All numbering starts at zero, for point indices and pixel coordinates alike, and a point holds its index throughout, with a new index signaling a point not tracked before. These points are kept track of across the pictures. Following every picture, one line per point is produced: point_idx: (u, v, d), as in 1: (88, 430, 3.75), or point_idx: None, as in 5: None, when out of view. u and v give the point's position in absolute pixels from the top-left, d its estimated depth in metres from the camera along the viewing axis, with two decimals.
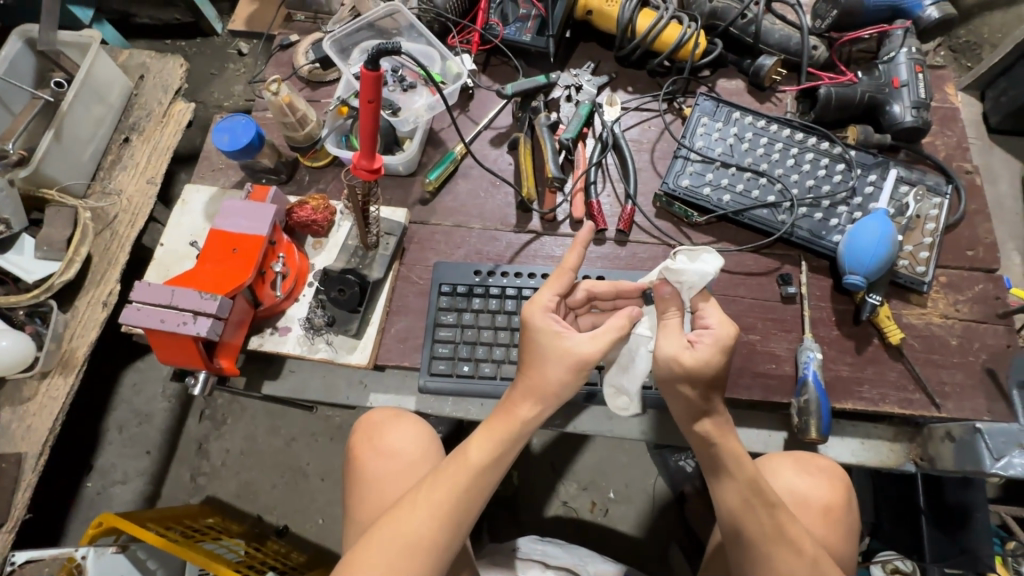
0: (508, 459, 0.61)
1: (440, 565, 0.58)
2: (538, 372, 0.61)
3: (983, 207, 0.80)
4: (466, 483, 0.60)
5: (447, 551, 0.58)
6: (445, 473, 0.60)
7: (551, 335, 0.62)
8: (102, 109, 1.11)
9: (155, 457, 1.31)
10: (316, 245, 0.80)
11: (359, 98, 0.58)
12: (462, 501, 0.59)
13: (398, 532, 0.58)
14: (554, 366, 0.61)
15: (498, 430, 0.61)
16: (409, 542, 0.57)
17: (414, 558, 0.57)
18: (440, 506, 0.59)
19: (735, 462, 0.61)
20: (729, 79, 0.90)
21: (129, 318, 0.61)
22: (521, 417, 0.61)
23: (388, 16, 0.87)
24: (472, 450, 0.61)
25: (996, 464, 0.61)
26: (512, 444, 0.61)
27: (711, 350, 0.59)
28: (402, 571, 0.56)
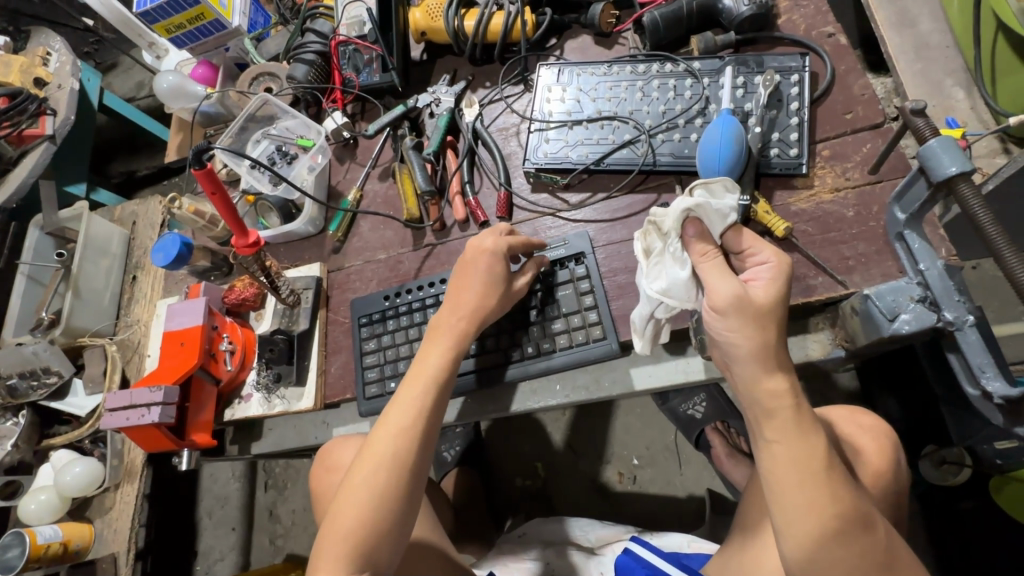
0: (449, 378, 0.69)
1: (426, 453, 0.65)
2: (468, 300, 0.71)
3: (853, 65, 0.75)
4: (427, 377, 0.68)
5: (413, 475, 0.63)
6: (395, 402, 0.67)
7: (489, 265, 0.72)
8: (108, 260, 1.33)
9: (240, 531, 1.51)
10: (257, 316, 0.92)
11: (206, 193, 0.69)
12: (415, 423, 0.65)
13: (367, 462, 0.63)
14: (454, 302, 0.72)
15: (435, 353, 0.70)
16: (378, 471, 0.62)
17: (398, 446, 0.63)
18: (414, 400, 0.66)
19: (769, 400, 0.50)
20: (574, 39, 0.92)
21: (107, 423, 0.76)
22: (449, 337, 0.71)
23: (264, 105, 0.98)
24: (413, 376, 0.69)
25: (893, 324, 0.56)
26: (461, 338, 0.71)
27: (769, 286, 0.54)
28: (391, 463, 0.62)
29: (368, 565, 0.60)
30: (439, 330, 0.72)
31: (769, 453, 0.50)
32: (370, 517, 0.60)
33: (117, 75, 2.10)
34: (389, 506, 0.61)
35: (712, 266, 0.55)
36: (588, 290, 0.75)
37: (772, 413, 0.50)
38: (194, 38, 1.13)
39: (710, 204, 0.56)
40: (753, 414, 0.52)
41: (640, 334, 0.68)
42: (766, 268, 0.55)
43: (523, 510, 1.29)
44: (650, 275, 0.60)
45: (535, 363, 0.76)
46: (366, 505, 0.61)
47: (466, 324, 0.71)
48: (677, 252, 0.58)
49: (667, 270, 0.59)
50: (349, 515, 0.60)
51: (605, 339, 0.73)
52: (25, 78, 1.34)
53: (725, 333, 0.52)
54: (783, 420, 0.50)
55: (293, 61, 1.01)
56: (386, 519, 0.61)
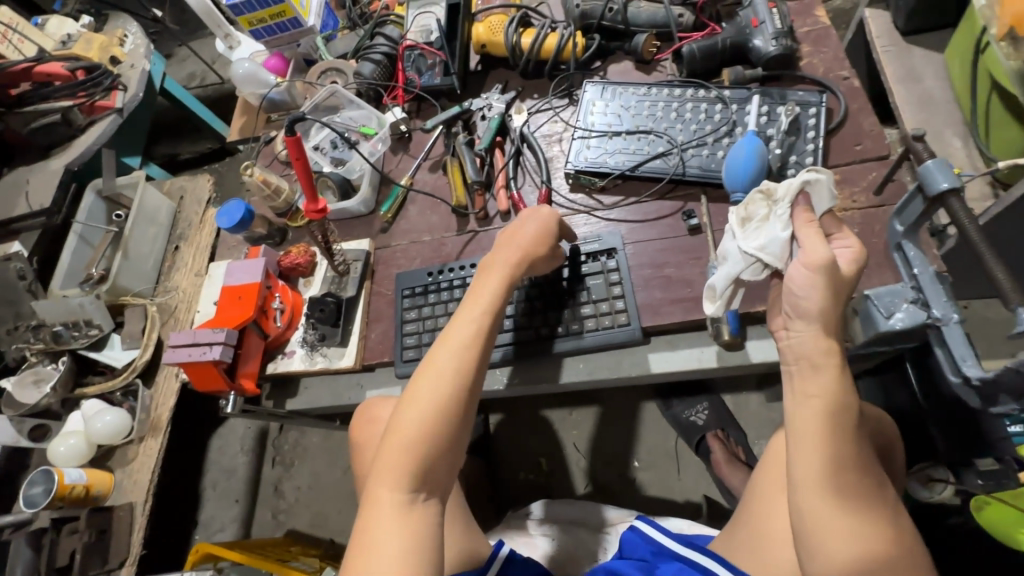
0: (501, 309, 0.73)
1: (480, 380, 0.68)
2: (524, 240, 0.78)
3: (864, 104, 0.86)
4: (483, 307, 0.72)
5: (467, 398, 0.66)
6: (451, 328, 0.70)
7: (540, 236, 0.79)
8: (156, 227, 1.41)
9: (243, 504, 1.54)
10: (306, 283, 0.99)
11: (291, 158, 0.78)
12: (471, 351, 0.68)
13: (424, 382, 0.66)
14: (507, 253, 0.77)
15: (490, 285, 0.74)
16: (434, 396, 0.64)
17: (455, 367, 0.66)
18: (470, 327, 0.70)
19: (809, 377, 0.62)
20: (617, 63, 1.03)
21: (168, 359, 0.83)
22: (502, 273, 0.75)
23: (332, 95, 1.09)
24: (469, 306, 0.72)
25: (888, 321, 0.65)
26: (512, 276, 0.75)
27: (847, 263, 0.63)
28: (451, 382, 0.65)
29: (425, 481, 0.62)
30: (492, 270, 0.76)
31: (810, 407, 0.61)
32: (432, 431, 0.63)
33: (172, 66, 2.23)
34: (445, 432, 0.63)
35: (812, 231, 0.62)
36: (618, 281, 0.84)
37: (822, 368, 0.61)
38: (271, 32, 1.25)
39: (826, 181, 0.63)
40: (793, 370, 0.64)
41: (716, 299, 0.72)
42: (850, 250, 0.64)
43: (524, 503, 1.34)
44: (748, 236, 0.68)
45: (566, 342, 0.83)
46: (422, 426, 0.63)
47: (517, 263, 0.77)
48: (780, 216, 0.65)
49: (766, 232, 0.66)
50: (410, 428, 0.63)
51: (629, 325, 0.81)
52: (103, 56, 1.46)
53: (802, 290, 0.62)
54: (825, 375, 0.61)
55: (361, 60, 1.12)
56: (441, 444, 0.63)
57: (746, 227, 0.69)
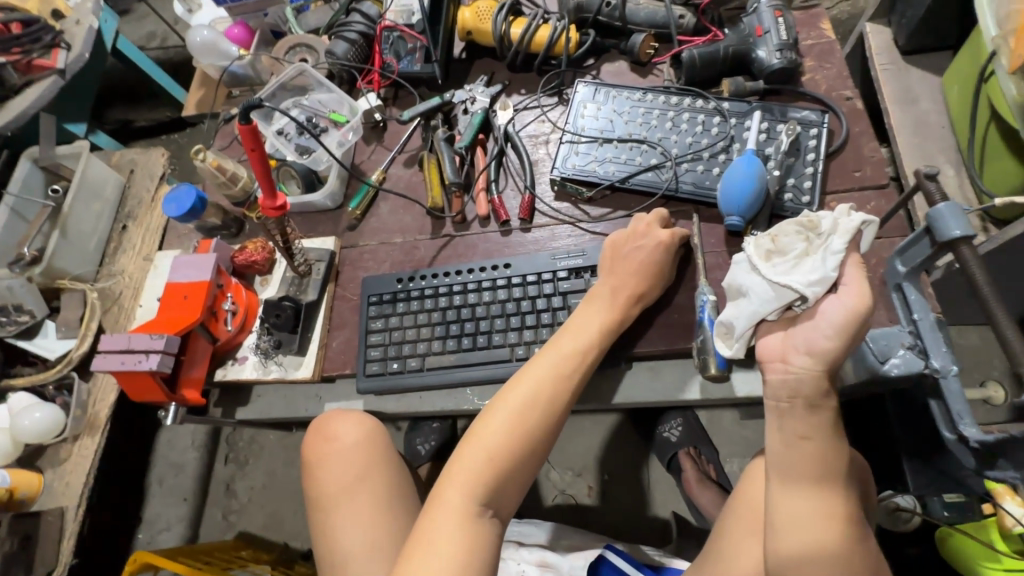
0: (607, 339, 0.73)
1: (571, 406, 0.69)
2: (634, 272, 0.75)
3: (866, 128, 0.82)
4: (590, 332, 0.72)
5: (554, 422, 0.68)
6: (548, 350, 0.71)
7: (658, 249, 0.76)
8: (100, 204, 1.28)
9: (192, 503, 1.45)
10: (263, 282, 0.91)
11: (245, 149, 0.69)
12: (559, 384, 0.69)
13: (510, 400, 0.68)
14: (618, 268, 0.76)
15: (595, 312, 0.73)
16: (512, 417, 0.67)
17: (548, 391, 0.68)
18: (571, 352, 0.71)
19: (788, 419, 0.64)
20: (611, 63, 0.96)
21: (98, 365, 0.73)
22: (606, 307, 0.74)
23: (299, 75, 0.99)
24: (567, 335, 0.72)
25: (883, 366, 0.62)
26: (628, 306, 0.74)
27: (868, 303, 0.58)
28: (541, 407, 0.67)
29: (495, 498, 0.64)
30: (591, 301, 0.75)
31: (799, 451, 0.63)
32: (511, 450, 0.65)
33: (128, 22, 2.05)
34: (519, 457, 0.66)
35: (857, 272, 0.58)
36: None
37: (817, 411, 0.61)
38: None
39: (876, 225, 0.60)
40: (785, 408, 0.62)
41: (736, 338, 0.68)
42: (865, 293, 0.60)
43: None
44: (786, 269, 0.61)
45: None
46: (500, 443, 0.65)
47: (625, 296, 0.74)
48: (826, 248, 0.59)
49: (807, 265, 0.60)
50: (492, 444, 0.65)
51: (610, 351, 0.76)
52: (43, 8, 1.31)
53: (836, 330, 0.58)
54: (822, 419, 0.62)
55: (334, 38, 1.02)
56: (509, 467, 0.65)
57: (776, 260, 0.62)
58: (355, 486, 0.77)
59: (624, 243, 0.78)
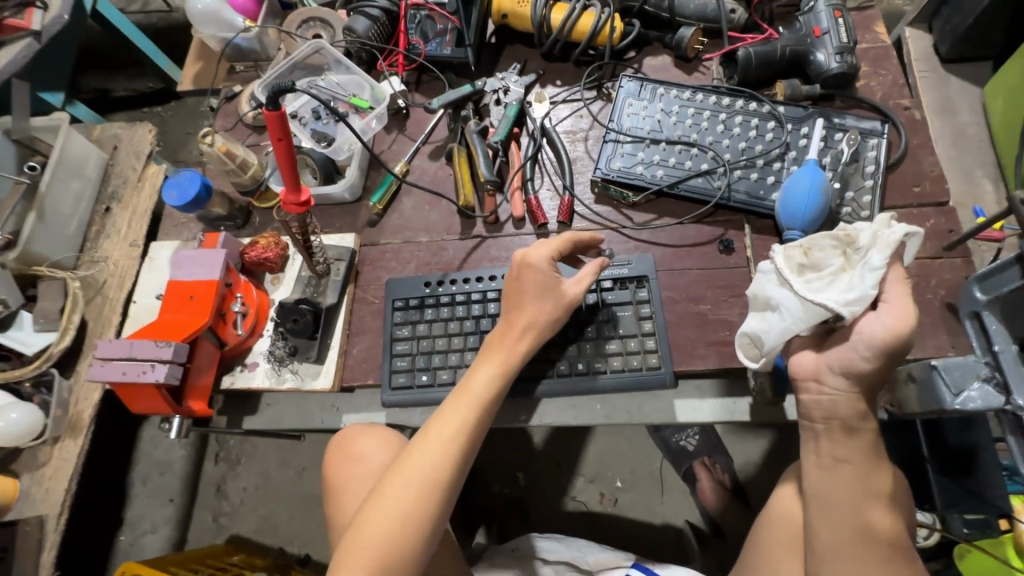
0: (493, 403, 0.66)
1: (455, 486, 0.64)
2: (521, 316, 0.68)
3: (925, 141, 0.79)
4: (458, 409, 0.65)
5: (445, 499, 0.63)
6: (434, 421, 0.65)
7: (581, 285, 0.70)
8: (81, 183, 1.17)
9: (178, 504, 1.37)
10: (274, 280, 0.83)
11: (270, 138, 0.61)
12: (471, 435, 0.65)
13: (403, 479, 0.63)
14: (529, 308, 0.69)
15: (481, 373, 0.67)
16: (432, 470, 0.63)
17: (432, 470, 0.63)
18: (449, 429, 0.64)
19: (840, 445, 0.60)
20: (654, 57, 0.90)
21: (94, 375, 0.65)
22: (509, 355, 0.68)
23: (315, 52, 0.91)
24: (479, 381, 0.67)
25: (956, 399, 0.58)
26: (511, 366, 0.67)
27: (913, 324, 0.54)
28: (408, 496, 0.62)
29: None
30: (502, 343, 0.68)
31: (835, 476, 0.60)
32: (400, 531, 0.61)
33: None
34: (410, 539, 0.61)
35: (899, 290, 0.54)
36: (649, 315, 0.73)
37: (855, 433, 0.59)
38: None
39: (919, 237, 0.55)
40: (820, 429, 0.60)
41: (764, 352, 0.62)
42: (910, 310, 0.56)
43: (499, 520, 1.25)
44: (818, 286, 0.56)
45: (583, 381, 0.72)
46: (393, 522, 0.61)
47: (519, 340, 0.68)
48: (866, 264, 0.54)
49: (848, 282, 0.55)
50: (376, 527, 0.61)
51: (659, 369, 0.71)
52: None
53: (873, 351, 0.54)
54: (863, 443, 0.59)
55: (354, 13, 0.93)
56: (420, 526, 0.62)
57: (807, 276, 0.57)
58: None
59: (519, 278, 0.70)
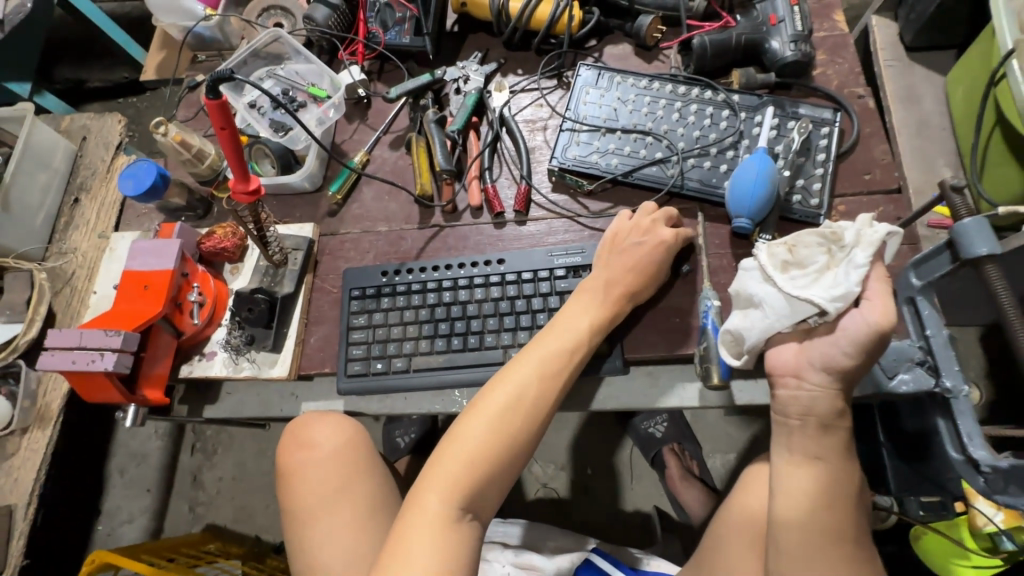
0: (592, 342, 0.68)
1: (548, 413, 0.66)
2: (617, 267, 0.71)
3: (877, 129, 0.79)
4: (558, 341, 0.67)
5: (534, 426, 0.65)
6: (528, 352, 0.67)
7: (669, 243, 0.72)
8: (48, 175, 1.16)
9: (155, 494, 1.38)
10: (233, 270, 0.84)
11: (213, 127, 0.61)
12: (542, 382, 0.65)
13: (492, 402, 0.64)
14: (613, 260, 0.72)
15: (581, 311, 0.69)
16: (493, 420, 0.63)
17: (526, 397, 0.65)
18: (546, 359, 0.66)
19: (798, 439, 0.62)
20: (615, 45, 0.90)
21: (45, 364, 0.66)
22: (594, 304, 0.70)
23: (274, 41, 0.90)
24: (548, 336, 0.68)
25: (890, 382, 0.60)
26: (608, 309, 0.70)
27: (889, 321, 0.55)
28: (499, 421, 0.63)
29: (474, 498, 0.61)
30: (584, 297, 0.70)
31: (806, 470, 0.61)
32: (490, 451, 0.62)
33: None
34: (495, 462, 0.62)
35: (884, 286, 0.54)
36: None
37: (829, 430, 0.60)
38: None
39: (898, 237, 0.55)
40: (795, 426, 0.61)
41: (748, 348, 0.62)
42: None
43: None
44: (801, 283, 0.56)
45: None
46: (481, 441, 0.62)
47: (616, 294, 0.71)
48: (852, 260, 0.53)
49: (832, 278, 0.54)
50: (463, 446, 0.62)
51: (608, 355, 0.73)
52: None
53: (855, 347, 0.54)
54: (826, 431, 0.61)
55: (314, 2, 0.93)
56: (502, 452, 0.63)
57: (790, 272, 0.57)
58: (337, 501, 0.75)
59: (625, 237, 0.74)
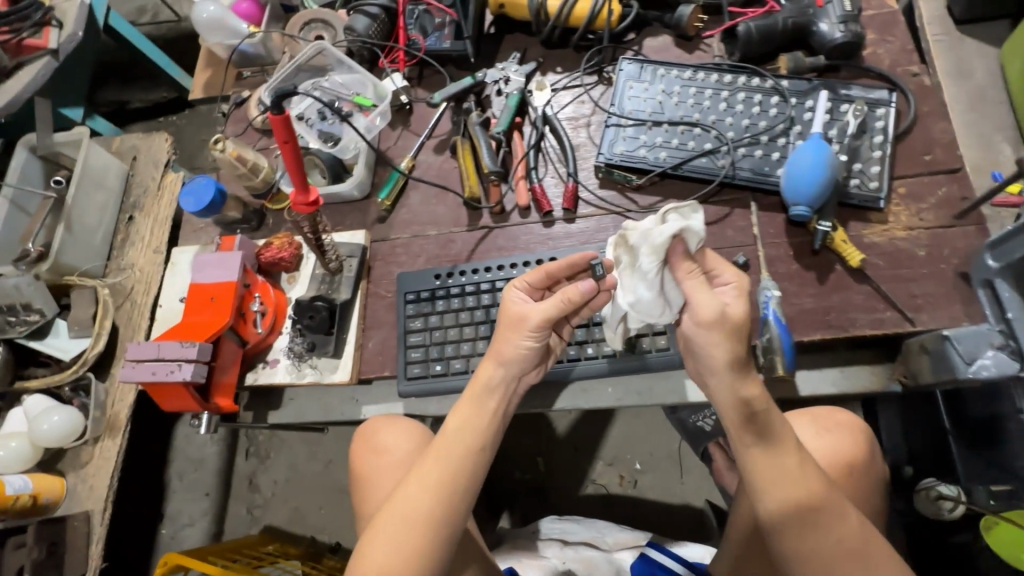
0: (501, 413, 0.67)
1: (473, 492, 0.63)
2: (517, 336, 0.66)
3: (935, 107, 0.77)
4: (472, 415, 0.65)
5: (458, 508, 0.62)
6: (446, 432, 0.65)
7: (546, 312, 0.65)
8: (105, 194, 1.22)
9: (214, 498, 1.43)
10: (290, 279, 0.86)
11: (276, 140, 0.63)
12: (466, 457, 0.63)
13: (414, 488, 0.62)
14: (510, 334, 0.67)
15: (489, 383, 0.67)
16: (420, 508, 0.60)
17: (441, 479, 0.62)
18: (463, 437, 0.64)
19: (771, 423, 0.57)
20: (654, 37, 0.90)
21: (127, 376, 0.69)
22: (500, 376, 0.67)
23: (319, 54, 0.92)
24: (468, 406, 0.66)
25: (970, 367, 0.61)
26: (512, 378, 0.67)
27: (738, 301, 0.57)
28: (424, 509, 0.60)
29: None
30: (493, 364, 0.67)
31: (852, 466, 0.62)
32: (422, 540, 0.60)
33: None
34: (430, 556, 0.60)
35: (697, 283, 0.56)
36: None
37: None
38: None
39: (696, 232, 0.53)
40: None
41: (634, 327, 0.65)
42: (730, 287, 0.58)
43: (520, 504, 1.28)
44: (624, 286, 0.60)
45: (594, 364, 0.74)
46: (410, 531, 0.60)
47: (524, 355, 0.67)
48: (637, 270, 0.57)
49: (632, 286, 0.58)
50: (390, 536, 0.60)
51: (668, 348, 0.72)
52: None
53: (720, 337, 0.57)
54: None
55: (353, 12, 0.95)
56: (435, 539, 0.60)
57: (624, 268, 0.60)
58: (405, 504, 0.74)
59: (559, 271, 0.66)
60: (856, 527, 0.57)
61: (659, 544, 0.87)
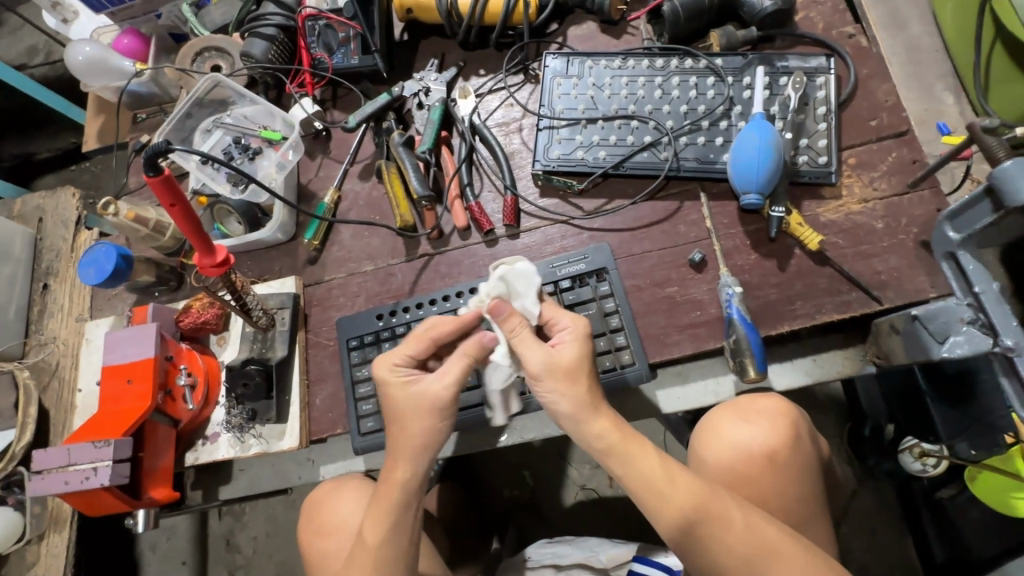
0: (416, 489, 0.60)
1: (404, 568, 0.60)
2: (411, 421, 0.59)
3: (875, 69, 0.73)
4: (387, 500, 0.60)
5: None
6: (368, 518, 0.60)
7: (454, 383, 0.59)
8: (9, 266, 1.07)
9: (192, 566, 1.35)
10: (220, 341, 0.78)
11: (161, 205, 0.56)
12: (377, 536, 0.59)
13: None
14: (412, 421, 0.59)
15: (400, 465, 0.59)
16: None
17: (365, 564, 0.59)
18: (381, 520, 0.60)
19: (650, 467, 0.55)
20: (578, 26, 0.83)
21: (37, 490, 0.62)
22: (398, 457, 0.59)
23: (216, 87, 0.83)
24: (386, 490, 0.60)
25: (943, 347, 0.56)
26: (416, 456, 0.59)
27: (573, 344, 0.57)
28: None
29: None
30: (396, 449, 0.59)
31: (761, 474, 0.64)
32: None
33: (2, 37, 1.77)
34: None
35: (524, 339, 0.57)
36: (613, 309, 0.69)
37: None
38: None
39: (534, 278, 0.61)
40: None
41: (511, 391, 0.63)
42: (567, 331, 0.58)
43: (512, 522, 1.24)
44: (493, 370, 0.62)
45: None
46: None
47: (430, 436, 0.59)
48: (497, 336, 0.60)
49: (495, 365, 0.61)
50: None
51: (633, 363, 0.67)
52: None
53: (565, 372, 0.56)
54: None
55: (248, 36, 0.86)
56: None
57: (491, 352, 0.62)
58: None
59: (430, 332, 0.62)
60: (737, 524, 0.54)
61: (648, 559, 0.82)
